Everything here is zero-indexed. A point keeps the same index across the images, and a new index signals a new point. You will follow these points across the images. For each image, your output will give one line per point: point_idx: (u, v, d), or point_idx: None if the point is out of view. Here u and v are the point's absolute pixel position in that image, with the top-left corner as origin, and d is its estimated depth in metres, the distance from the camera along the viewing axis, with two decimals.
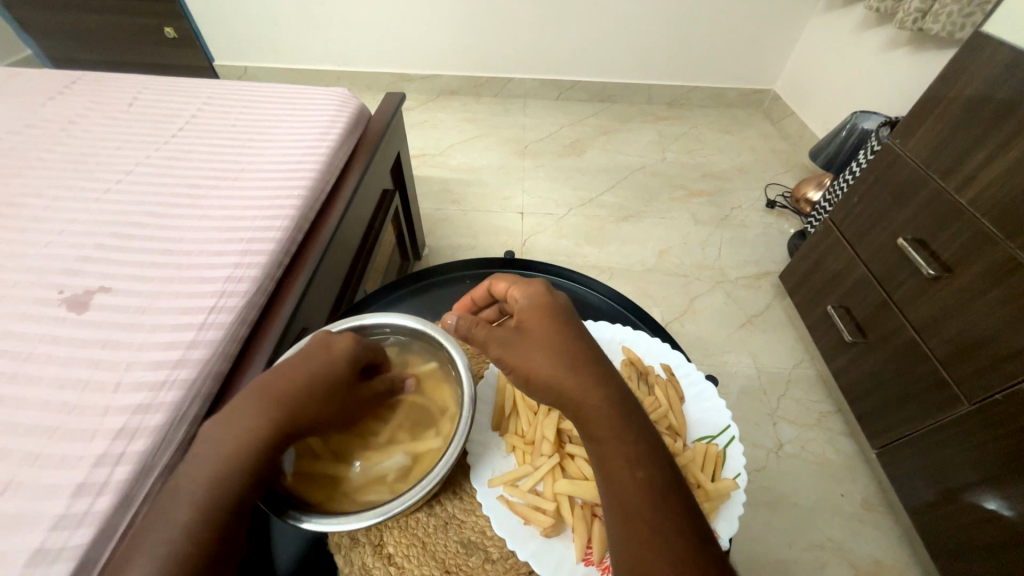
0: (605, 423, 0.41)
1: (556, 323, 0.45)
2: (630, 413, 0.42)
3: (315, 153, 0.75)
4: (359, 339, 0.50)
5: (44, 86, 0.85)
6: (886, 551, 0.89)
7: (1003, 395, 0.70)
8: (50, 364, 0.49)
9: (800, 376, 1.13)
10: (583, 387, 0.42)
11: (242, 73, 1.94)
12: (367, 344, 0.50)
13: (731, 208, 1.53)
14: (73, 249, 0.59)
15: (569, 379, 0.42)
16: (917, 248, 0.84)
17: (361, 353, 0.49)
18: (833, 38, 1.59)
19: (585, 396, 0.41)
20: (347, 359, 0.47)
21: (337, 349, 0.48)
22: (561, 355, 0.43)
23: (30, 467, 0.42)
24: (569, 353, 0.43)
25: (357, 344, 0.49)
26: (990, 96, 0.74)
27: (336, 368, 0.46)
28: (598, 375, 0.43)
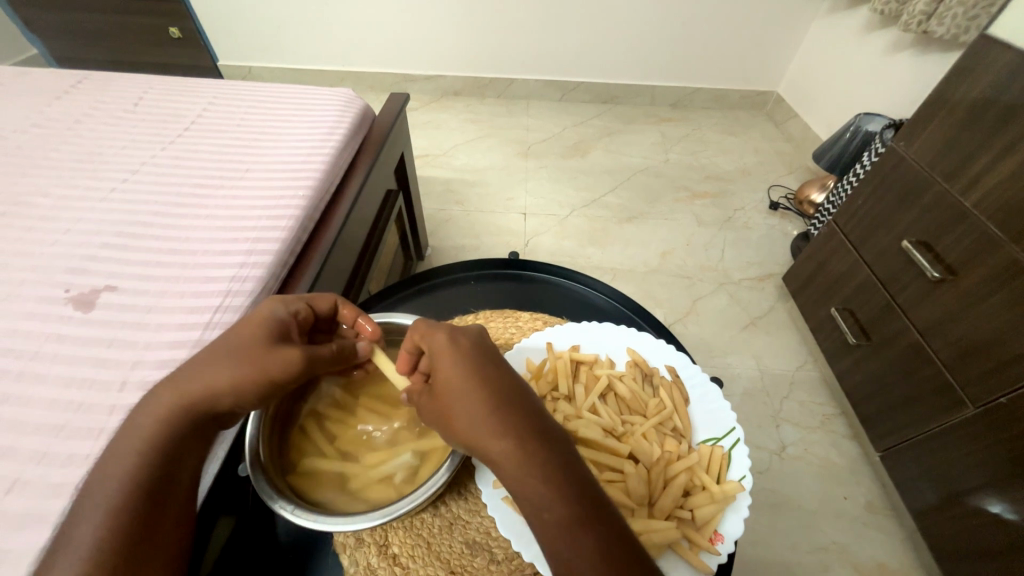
0: (513, 472, 0.36)
1: (459, 362, 0.41)
2: (546, 452, 0.37)
3: (319, 153, 0.75)
4: (284, 297, 0.46)
5: (50, 86, 0.86)
6: (889, 554, 0.89)
7: (1008, 399, 0.70)
8: (56, 363, 0.49)
9: (804, 378, 1.13)
10: (486, 434, 0.38)
11: (246, 73, 1.95)
12: (290, 300, 0.45)
13: (734, 210, 1.53)
14: (78, 247, 0.59)
15: (473, 427, 0.38)
16: (922, 251, 0.84)
17: (282, 312, 0.45)
18: (838, 40, 1.59)
19: (488, 445, 0.37)
20: (263, 319, 0.44)
21: (256, 311, 0.45)
22: (463, 401, 0.39)
23: (37, 465, 0.43)
24: (472, 397, 0.39)
25: (275, 303, 0.45)
26: (996, 99, 0.74)
27: (253, 332, 0.43)
28: (504, 416, 0.38)
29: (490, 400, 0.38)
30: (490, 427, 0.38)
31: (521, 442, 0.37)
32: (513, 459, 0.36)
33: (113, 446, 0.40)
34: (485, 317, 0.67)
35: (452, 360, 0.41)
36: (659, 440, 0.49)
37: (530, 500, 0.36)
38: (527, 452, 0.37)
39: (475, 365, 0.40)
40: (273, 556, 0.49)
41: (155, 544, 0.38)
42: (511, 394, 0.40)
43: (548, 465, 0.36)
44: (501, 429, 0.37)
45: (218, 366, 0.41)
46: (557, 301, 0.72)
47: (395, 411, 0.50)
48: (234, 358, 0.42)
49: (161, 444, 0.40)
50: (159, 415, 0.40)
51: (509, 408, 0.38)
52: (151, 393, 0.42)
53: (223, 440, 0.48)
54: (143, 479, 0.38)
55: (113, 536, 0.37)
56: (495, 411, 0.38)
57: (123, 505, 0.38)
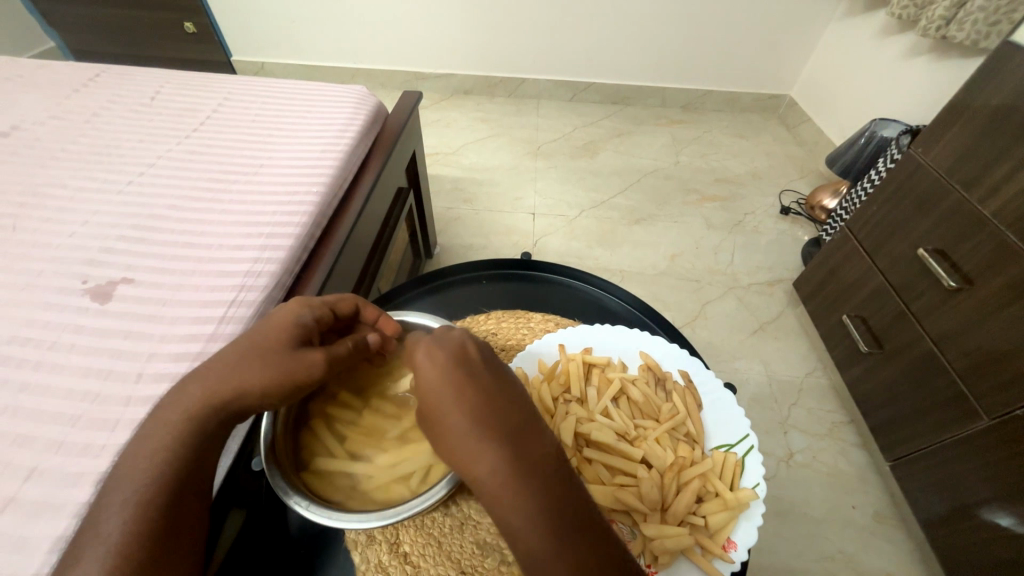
0: (493, 497, 0.33)
1: (442, 374, 0.37)
2: (533, 491, 0.33)
3: (333, 150, 0.75)
4: (307, 300, 0.47)
5: (69, 79, 0.86)
6: (896, 565, 0.88)
7: (1023, 412, 0.69)
8: (74, 353, 0.49)
9: (812, 385, 1.12)
10: (465, 454, 0.34)
11: (259, 69, 1.96)
12: (314, 303, 0.46)
13: (744, 214, 1.52)
14: (96, 239, 0.60)
15: (453, 444, 0.35)
16: (939, 259, 0.83)
17: (307, 315, 0.45)
18: (853, 44, 1.57)
19: (469, 467, 0.34)
20: (289, 322, 0.44)
21: (280, 313, 0.45)
22: (443, 417, 0.36)
23: (54, 454, 0.43)
24: (452, 415, 0.35)
25: (300, 305, 0.45)
26: (1017, 107, 0.73)
27: (279, 334, 0.43)
28: (486, 437, 0.34)
29: (472, 419, 0.35)
30: (471, 447, 0.34)
31: (504, 467, 0.33)
32: (493, 484, 0.33)
33: (138, 442, 0.40)
34: (496, 317, 0.67)
35: (434, 371, 0.37)
36: (672, 445, 0.48)
37: (509, 527, 0.33)
38: (509, 478, 0.33)
39: (459, 378, 0.36)
40: (284, 550, 0.49)
41: (182, 539, 0.38)
42: (499, 411, 0.36)
43: (532, 491, 0.33)
44: (483, 447, 0.34)
45: (244, 365, 0.42)
46: (568, 303, 0.71)
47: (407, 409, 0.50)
48: (260, 359, 0.42)
49: (187, 440, 0.40)
50: (186, 412, 0.40)
51: (494, 427, 0.35)
52: (175, 390, 0.42)
53: (236, 434, 0.49)
54: (171, 475, 0.39)
55: (141, 531, 0.37)
56: (477, 429, 0.34)
57: (151, 501, 0.38)
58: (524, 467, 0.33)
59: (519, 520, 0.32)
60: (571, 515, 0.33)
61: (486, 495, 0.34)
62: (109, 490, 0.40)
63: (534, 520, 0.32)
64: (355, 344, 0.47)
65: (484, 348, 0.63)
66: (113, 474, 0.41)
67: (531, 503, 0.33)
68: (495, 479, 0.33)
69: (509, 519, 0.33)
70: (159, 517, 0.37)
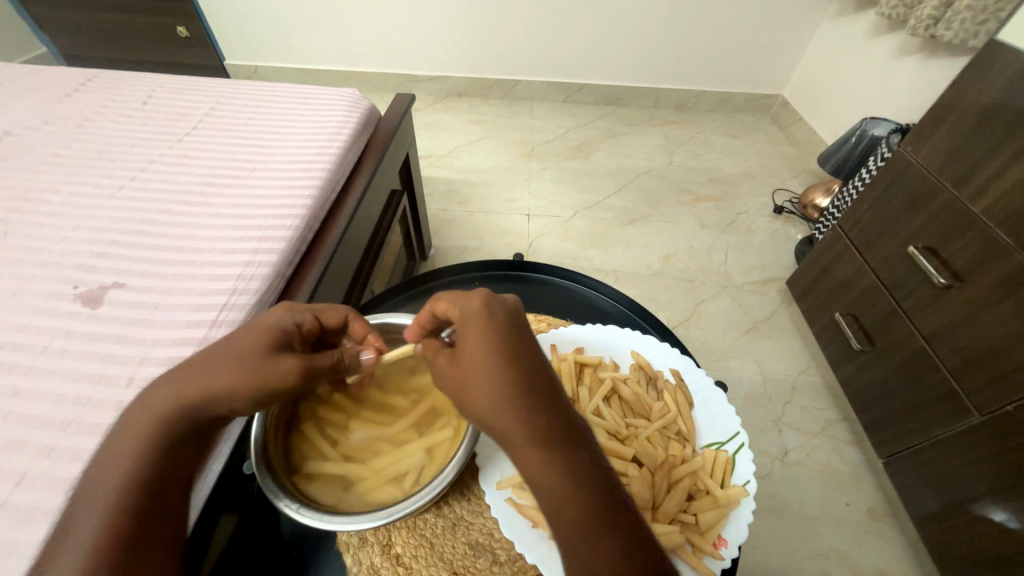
0: (531, 452, 0.33)
1: (488, 337, 0.37)
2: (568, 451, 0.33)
3: (326, 153, 0.75)
4: (292, 305, 0.45)
5: (60, 84, 0.86)
6: (890, 562, 0.89)
7: (1014, 407, 0.70)
8: (64, 359, 0.49)
9: (806, 383, 1.12)
10: (511, 414, 0.34)
11: (252, 72, 1.96)
12: (297, 309, 0.45)
13: (738, 213, 1.53)
14: (86, 244, 0.59)
15: (498, 402, 0.34)
16: (929, 257, 0.84)
17: (288, 322, 0.44)
18: (843, 44, 1.59)
19: (515, 425, 0.33)
20: (269, 330, 0.43)
21: (260, 319, 0.44)
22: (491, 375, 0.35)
23: (44, 460, 0.43)
24: (500, 371, 0.35)
25: (282, 311, 0.45)
26: (1006, 105, 0.74)
27: (256, 341, 0.43)
28: (535, 394, 0.34)
29: (520, 375, 0.35)
30: (512, 400, 0.34)
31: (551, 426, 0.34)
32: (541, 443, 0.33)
33: (111, 444, 0.41)
34: None
35: (481, 331, 0.37)
36: (663, 444, 0.49)
37: (546, 485, 0.32)
38: (556, 437, 0.33)
39: (507, 338, 0.37)
40: (276, 554, 0.49)
41: (153, 541, 0.39)
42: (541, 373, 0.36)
43: (578, 450, 0.34)
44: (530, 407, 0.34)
45: (218, 372, 0.41)
46: (561, 303, 0.72)
47: (400, 412, 0.50)
48: (234, 366, 0.41)
49: (160, 444, 0.40)
50: (157, 416, 0.41)
51: (543, 386, 0.35)
52: (149, 392, 0.42)
53: (228, 437, 0.49)
54: (141, 479, 0.40)
55: (112, 534, 0.38)
56: (528, 387, 0.35)
57: (122, 504, 0.39)
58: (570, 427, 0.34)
59: (565, 482, 0.32)
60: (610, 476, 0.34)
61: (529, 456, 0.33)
62: (84, 491, 0.40)
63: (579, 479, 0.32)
64: (340, 359, 0.45)
65: None
66: (87, 475, 0.41)
67: (576, 462, 0.33)
68: (542, 439, 0.33)
69: (553, 479, 0.32)
70: (130, 521, 0.38)
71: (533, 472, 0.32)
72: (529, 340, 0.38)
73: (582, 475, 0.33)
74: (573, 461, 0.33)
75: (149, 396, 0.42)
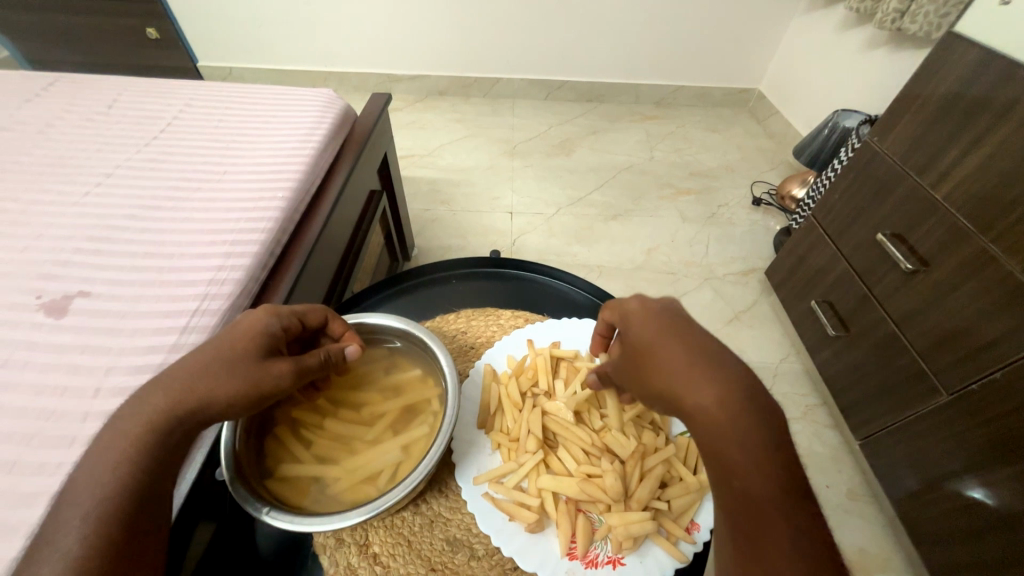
0: (710, 422, 0.35)
1: (663, 329, 0.41)
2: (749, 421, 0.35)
3: (300, 154, 0.75)
4: (277, 308, 0.46)
5: (20, 88, 0.83)
6: (871, 541, 0.91)
7: (980, 385, 0.72)
8: (28, 370, 0.48)
9: (786, 370, 1.15)
10: (688, 389, 0.37)
11: (227, 74, 1.92)
12: (284, 312, 0.46)
13: (718, 206, 1.55)
14: (50, 253, 0.58)
15: (674, 377, 0.37)
16: (896, 243, 0.86)
17: (274, 323, 0.45)
18: (816, 37, 1.62)
19: (688, 394, 0.37)
20: (260, 332, 0.44)
21: (248, 321, 0.45)
22: (661, 356, 0.39)
23: (6, 475, 0.42)
24: (677, 351, 0.38)
25: (269, 314, 0.45)
26: (963, 93, 0.76)
27: (245, 343, 0.43)
28: (712, 369, 0.36)
29: (692, 355, 0.38)
30: (693, 374, 0.37)
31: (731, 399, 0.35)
32: (725, 416, 0.35)
33: (92, 454, 0.39)
34: (466, 316, 0.68)
35: (653, 324, 0.41)
36: (636, 433, 0.49)
37: (723, 453, 0.34)
38: (734, 410, 0.35)
39: (676, 329, 0.40)
40: (253, 561, 0.49)
41: (146, 545, 0.37)
42: (718, 352, 0.38)
43: (758, 424, 0.34)
44: (709, 381, 0.36)
45: (209, 373, 0.41)
46: (539, 298, 0.72)
47: (375, 414, 0.50)
48: (227, 368, 0.42)
49: (147, 452, 0.38)
50: (145, 421, 0.39)
51: (719, 362, 0.37)
52: (133, 398, 0.40)
53: (201, 444, 0.48)
54: (128, 485, 0.37)
55: (101, 541, 0.35)
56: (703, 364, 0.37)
57: (111, 512, 0.36)
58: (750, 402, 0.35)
59: (742, 451, 0.34)
60: (790, 458, 0.35)
61: (704, 427, 0.35)
62: (62, 506, 0.38)
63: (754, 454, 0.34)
64: (327, 356, 0.47)
65: (454, 346, 0.64)
66: (65, 492, 0.39)
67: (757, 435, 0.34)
68: (722, 411, 0.35)
69: (730, 451, 0.34)
70: (121, 527, 0.36)
71: (714, 436, 0.35)
72: (693, 330, 0.40)
73: (761, 451, 0.34)
74: (747, 437, 0.34)
75: (132, 408, 0.40)
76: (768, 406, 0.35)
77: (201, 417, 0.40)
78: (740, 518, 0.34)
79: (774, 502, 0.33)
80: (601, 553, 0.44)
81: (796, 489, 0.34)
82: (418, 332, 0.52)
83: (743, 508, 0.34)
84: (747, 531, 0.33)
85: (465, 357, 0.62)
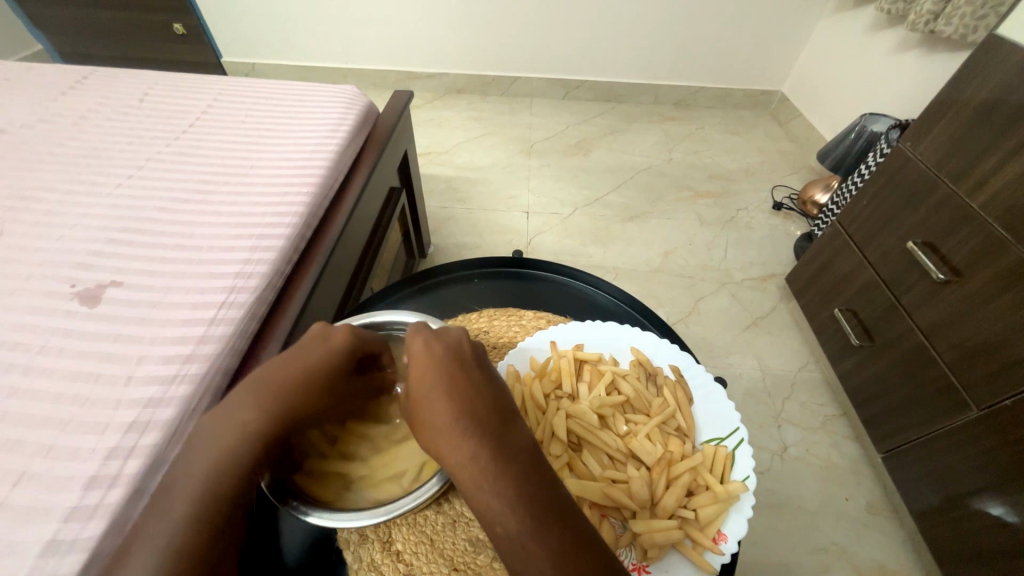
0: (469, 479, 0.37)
1: (437, 378, 0.40)
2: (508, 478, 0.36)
3: (325, 150, 0.75)
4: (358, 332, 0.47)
5: (55, 82, 0.85)
6: (890, 556, 0.89)
7: (1011, 402, 0.70)
8: (62, 358, 0.49)
9: (805, 379, 1.13)
10: (447, 443, 0.38)
11: (249, 70, 1.95)
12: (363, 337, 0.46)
13: (737, 210, 1.53)
14: (84, 243, 0.59)
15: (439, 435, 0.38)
16: (927, 252, 0.84)
17: (352, 348, 0.45)
18: (843, 39, 1.58)
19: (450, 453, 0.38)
20: (342, 356, 0.45)
21: (328, 343, 0.45)
22: (427, 411, 0.39)
23: (43, 459, 0.43)
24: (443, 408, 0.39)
25: (351, 338, 0.45)
26: (1004, 100, 0.74)
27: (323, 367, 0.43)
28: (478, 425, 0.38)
29: (456, 412, 0.38)
30: (450, 435, 0.38)
31: (489, 450, 0.37)
32: (479, 468, 0.37)
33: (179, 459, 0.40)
34: (488, 316, 0.67)
35: (428, 371, 0.40)
36: (662, 440, 0.49)
37: (488, 512, 0.36)
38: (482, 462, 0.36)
39: (447, 380, 0.40)
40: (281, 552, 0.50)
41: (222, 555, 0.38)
42: (478, 402, 0.39)
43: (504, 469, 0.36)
44: (465, 434, 0.37)
45: (290, 394, 0.42)
46: (560, 300, 0.72)
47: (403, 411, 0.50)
48: (307, 391, 0.42)
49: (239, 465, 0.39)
50: (237, 435, 0.40)
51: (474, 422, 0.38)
52: (219, 408, 0.42)
53: None
54: (208, 496, 0.38)
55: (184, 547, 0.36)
56: (465, 419, 0.38)
57: (193, 521, 0.37)
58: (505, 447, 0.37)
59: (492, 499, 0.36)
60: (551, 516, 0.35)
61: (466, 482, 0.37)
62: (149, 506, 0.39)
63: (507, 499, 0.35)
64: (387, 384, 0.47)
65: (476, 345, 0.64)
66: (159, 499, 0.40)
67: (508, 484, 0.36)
68: (474, 465, 0.37)
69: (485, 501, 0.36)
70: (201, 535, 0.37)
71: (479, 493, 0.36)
72: (464, 380, 0.40)
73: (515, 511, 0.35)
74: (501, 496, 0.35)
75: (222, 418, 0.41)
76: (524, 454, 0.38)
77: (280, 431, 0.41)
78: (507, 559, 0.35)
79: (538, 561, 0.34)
80: (625, 560, 0.44)
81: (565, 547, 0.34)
82: None
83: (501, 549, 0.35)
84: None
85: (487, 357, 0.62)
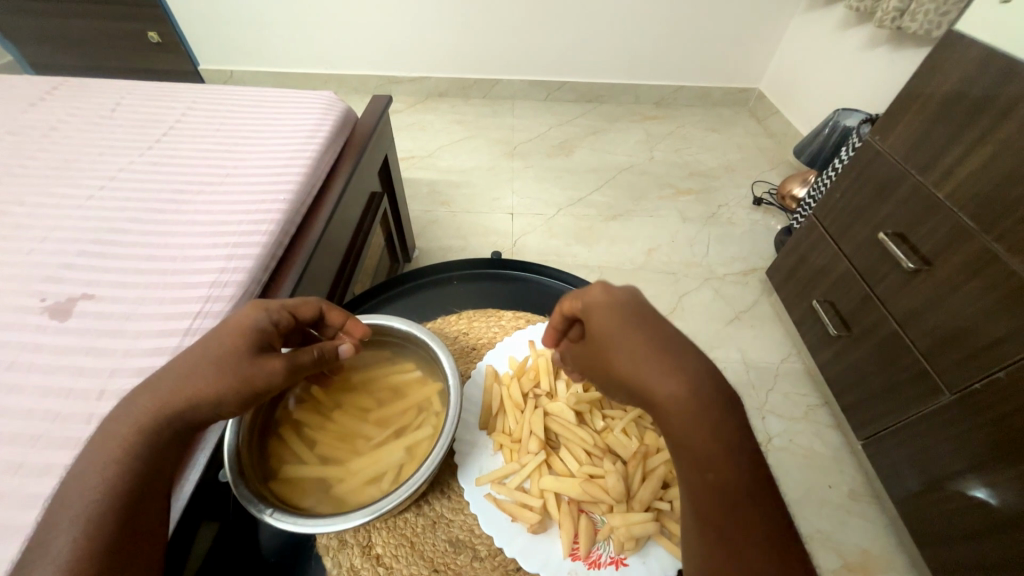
0: (683, 424, 0.35)
1: (623, 320, 0.39)
2: (724, 427, 0.35)
3: (302, 156, 0.75)
4: (267, 304, 0.46)
5: (23, 93, 0.84)
6: (873, 541, 0.91)
7: (982, 384, 0.72)
8: (32, 372, 0.48)
9: (787, 370, 1.15)
10: (661, 381, 0.36)
11: (228, 77, 1.93)
12: (273, 308, 0.46)
13: (718, 206, 1.55)
14: (55, 256, 0.58)
15: (644, 373, 0.36)
16: (898, 242, 0.86)
17: (266, 319, 0.45)
18: (815, 36, 1.62)
19: (666, 394, 0.35)
20: (251, 328, 0.44)
21: (239, 317, 0.44)
22: (630, 351, 0.37)
23: (12, 477, 0.42)
24: (652, 350, 0.37)
25: (258, 310, 0.45)
26: (965, 93, 0.76)
27: (235, 339, 0.43)
28: (681, 359, 0.36)
29: (665, 353, 0.36)
30: (658, 374, 0.36)
31: (705, 399, 0.35)
32: (695, 416, 0.34)
33: (84, 458, 0.40)
34: (468, 317, 0.68)
35: (613, 308, 0.40)
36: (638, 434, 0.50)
37: (702, 454, 0.34)
38: (710, 408, 0.35)
39: (642, 324, 0.39)
40: (256, 564, 0.49)
41: (142, 546, 0.37)
42: (681, 347, 0.37)
43: (722, 418, 0.35)
44: (675, 376, 0.35)
45: (200, 372, 0.41)
46: (541, 299, 0.72)
47: (383, 419, 0.51)
48: (217, 367, 0.41)
49: (136, 454, 0.39)
50: (133, 426, 0.39)
51: (690, 364, 0.36)
52: (122, 403, 0.41)
53: (204, 446, 0.48)
54: (123, 483, 0.38)
55: (97, 541, 0.36)
56: (680, 360, 0.36)
57: (108, 509, 0.37)
58: (725, 393, 0.36)
59: (723, 450, 0.34)
60: (756, 462, 0.35)
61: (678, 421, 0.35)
62: (60, 509, 0.38)
63: (733, 452, 0.34)
64: (320, 352, 0.47)
65: (455, 348, 0.64)
66: (58, 498, 0.39)
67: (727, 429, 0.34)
68: (690, 407, 0.35)
69: (709, 450, 0.34)
70: (118, 527, 0.36)
71: (694, 438, 0.34)
72: (666, 327, 0.39)
73: (726, 453, 0.34)
74: (713, 439, 0.34)
75: (117, 415, 0.40)
76: (728, 402, 0.36)
77: (178, 416, 0.40)
78: (712, 499, 0.34)
79: (749, 497, 0.34)
80: (603, 553, 0.45)
81: (762, 487, 0.35)
82: (421, 333, 0.53)
83: (715, 495, 0.34)
84: (727, 522, 0.34)
85: (466, 358, 0.63)
